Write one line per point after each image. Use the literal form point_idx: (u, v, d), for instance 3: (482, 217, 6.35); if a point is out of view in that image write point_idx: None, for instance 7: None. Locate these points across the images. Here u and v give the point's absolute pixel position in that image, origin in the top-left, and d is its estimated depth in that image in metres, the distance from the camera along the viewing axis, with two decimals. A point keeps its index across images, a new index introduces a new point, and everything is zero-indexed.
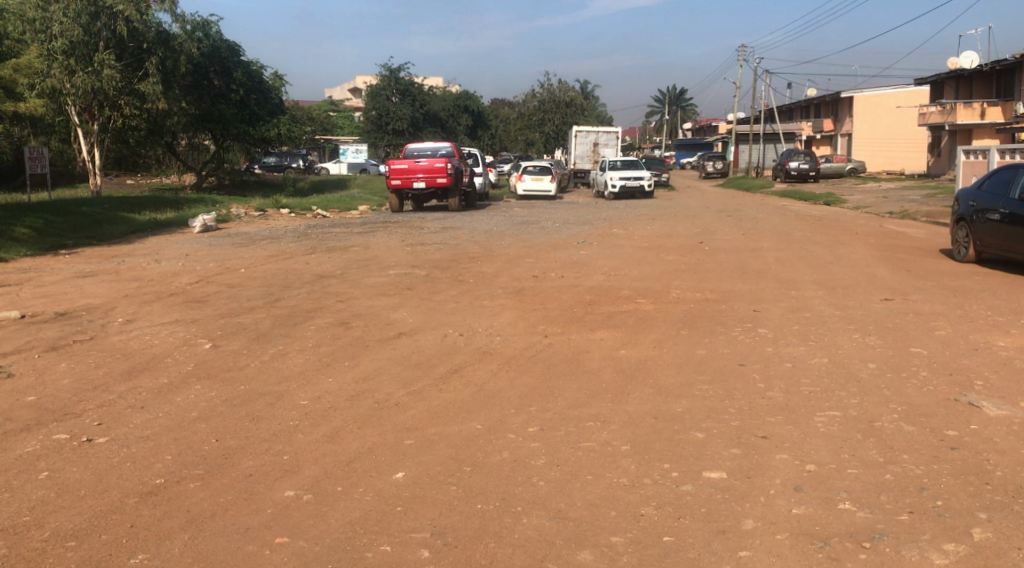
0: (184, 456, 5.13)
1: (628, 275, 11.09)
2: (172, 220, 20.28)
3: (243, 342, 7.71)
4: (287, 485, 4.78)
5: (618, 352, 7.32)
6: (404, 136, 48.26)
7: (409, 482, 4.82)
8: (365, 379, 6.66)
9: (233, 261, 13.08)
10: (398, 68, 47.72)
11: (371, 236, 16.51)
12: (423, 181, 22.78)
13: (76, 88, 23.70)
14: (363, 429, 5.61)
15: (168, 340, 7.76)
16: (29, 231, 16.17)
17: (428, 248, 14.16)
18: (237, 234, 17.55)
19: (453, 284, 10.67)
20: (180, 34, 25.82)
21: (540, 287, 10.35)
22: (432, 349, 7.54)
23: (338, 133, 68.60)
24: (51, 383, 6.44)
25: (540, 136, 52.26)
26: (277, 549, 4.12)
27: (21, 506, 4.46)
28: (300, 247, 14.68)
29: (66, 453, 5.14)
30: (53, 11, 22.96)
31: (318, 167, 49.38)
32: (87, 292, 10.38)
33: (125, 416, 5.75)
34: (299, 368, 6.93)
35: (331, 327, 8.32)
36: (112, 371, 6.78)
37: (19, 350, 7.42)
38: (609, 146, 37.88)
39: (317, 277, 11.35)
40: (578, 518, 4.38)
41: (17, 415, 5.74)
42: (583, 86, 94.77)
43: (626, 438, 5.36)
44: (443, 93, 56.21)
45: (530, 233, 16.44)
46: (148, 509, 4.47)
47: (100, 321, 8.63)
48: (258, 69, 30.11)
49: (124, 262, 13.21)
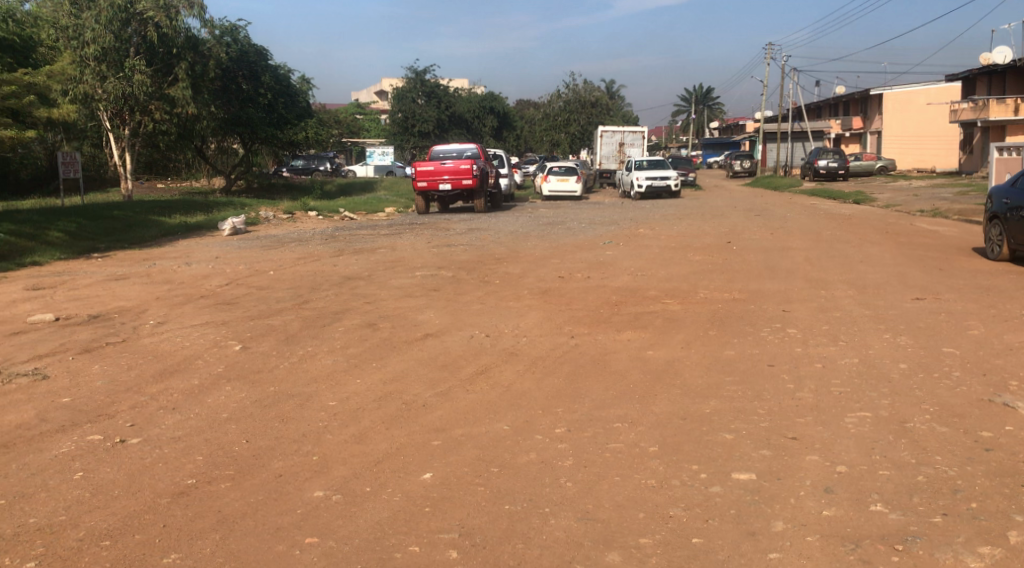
0: (215, 457, 5.19)
1: (656, 275, 11.04)
2: (204, 224, 20.53)
3: (273, 343, 7.79)
4: (317, 485, 4.82)
5: (645, 352, 7.31)
6: (430, 138, 48.47)
7: (438, 482, 4.84)
8: (392, 380, 6.71)
9: (263, 263, 13.20)
10: (425, 70, 48.01)
11: (397, 238, 16.57)
12: (449, 183, 22.80)
13: (107, 94, 24.23)
14: (391, 429, 5.64)
15: (199, 341, 7.86)
16: (63, 236, 16.48)
17: (454, 250, 14.19)
18: (266, 237, 17.72)
19: (480, 285, 10.71)
20: (209, 39, 26.11)
21: (566, 287, 10.37)
22: (459, 349, 7.57)
23: (364, 135, 69.22)
24: (85, 385, 6.54)
25: (565, 136, 52.10)
26: (306, 548, 4.15)
27: (58, 505, 4.53)
28: (327, 250, 14.75)
29: (100, 453, 5.21)
30: (86, 18, 23.49)
31: (344, 169, 49.60)
32: (120, 295, 10.53)
33: (157, 418, 5.83)
34: (328, 368, 7.01)
35: (359, 328, 8.38)
36: (145, 373, 6.87)
37: (54, 352, 7.53)
38: (635, 146, 37.67)
39: (345, 278, 11.46)
40: (606, 519, 4.37)
41: (53, 416, 5.84)
42: (610, 86, 94.58)
43: (653, 439, 5.34)
44: (469, 95, 56.37)
45: (557, 234, 16.47)
46: (179, 509, 4.52)
47: (132, 323, 8.74)
48: (286, 73, 30.53)
49: (157, 265, 13.43)
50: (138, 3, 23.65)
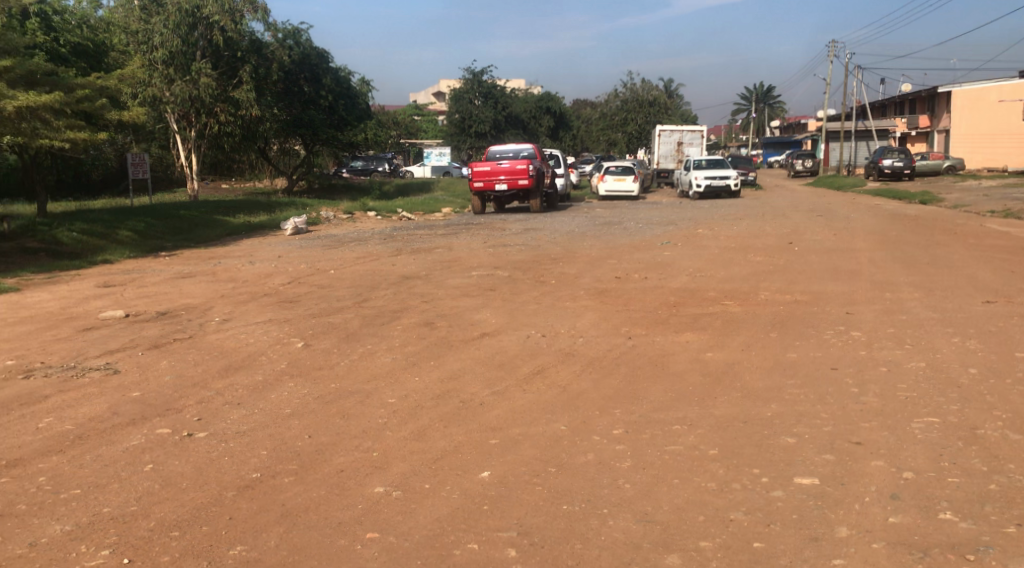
0: (278, 452, 5.29)
1: (715, 276, 10.92)
2: (266, 223, 20.93)
3: (333, 341, 7.91)
4: (377, 481, 4.88)
5: (704, 354, 7.24)
6: (487, 138, 48.66)
7: (496, 481, 4.87)
8: (450, 378, 6.76)
9: (323, 262, 13.41)
10: (482, 71, 48.22)
11: (454, 237, 16.68)
12: (505, 183, 22.87)
13: (175, 97, 24.66)
14: (449, 427, 5.69)
15: (262, 338, 8.03)
16: (132, 234, 16.97)
17: (510, 250, 14.23)
18: (325, 237, 17.99)
19: (536, 285, 10.72)
20: (272, 42, 26.67)
21: (623, 288, 10.33)
22: (516, 349, 7.59)
23: (421, 136, 69.75)
24: (154, 379, 6.73)
25: (623, 135, 51.80)
26: (367, 543, 4.21)
27: (129, 496, 4.67)
28: (384, 249, 14.91)
29: (169, 447, 5.36)
30: (155, 23, 24.03)
31: (402, 170, 50.10)
32: (186, 292, 10.81)
33: (222, 412, 5.97)
34: (387, 366, 7.10)
35: (417, 327, 8.45)
36: (211, 368, 7.04)
37: (125, 348, 7.77)
38: (694, 145, 37.31)
39: (403, 278, 11.58)
40: (666, 521, 4.35)
41: (124, 409, 6.02)
42: (669, 85, 93.70)
43: (713, 442, 5.29)
44: (526, 95, 56.43)
45: (614, 234, 16.40)
46: (245, 502, 4.63)
47: (198, 320, 8.97)
48: (346, 75, 30.99)
49: (221, 264, 13.75)
50: (204, 6, 24.10)
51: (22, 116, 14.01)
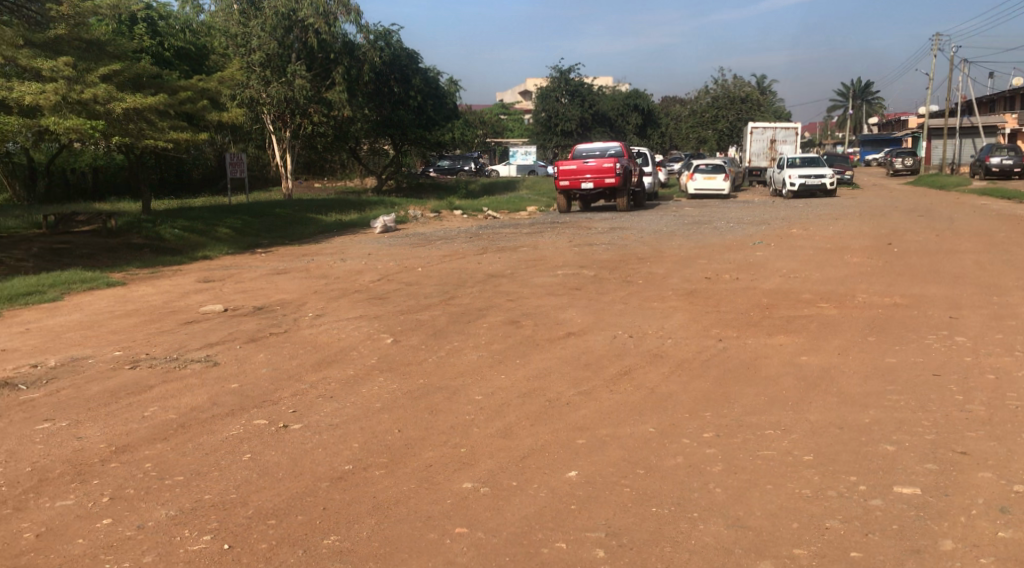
0: (369, 445, 5.39)
1: (809, 278, 10.62)
2: (356, 221, 21.36)
3: (421, 337, 8.02)
4: (466, 477, 4.92)
5: (798, 358, 7.05)
6: (574, 137, 48.50)
7: (584, 480, 4.85)
8: (537, 377, 6.77)
9: (411, 260, 13.61)
10: (570, 69, 48.09)
11: (540, 236, 16.69)
12: (591, 181, 22.75)
13: (271, 98, 25.39)
14: (536, 426, 5.70)
15: (353, 334, 8.20)
16: (230, 231, 17.57)
17: (596, 249, 14.15)
18: (413, 235, 18.24)
19: (623, 285, 10.64)
20: (364, 44, 27.17)
21: (713, 288, 10.15)
22: (603, 349, 7.54)
23: (508, 135, 70.05)
24: (251, 372, 6.95)
25: (713, 133, 50.93)
26: (457, 538, 4.25)
27: (229, 484, 4.84)
28: (471, 248, 15.03)
29: (266, 437, 5.53)
30: (253, 26, 24.84)
31: (488, 169, 50.42)
32: (280, 288, 11.13)
33: (316, 405, 6.12)
34: (474, 363, 7.15)
35: (503, 325, 8.49)
36: (305, 362, 7.23)
37: (223, 341, 8.04)
38: (787, 142, 36.40)
39: (489, 276, 11.65)
40: (758, 527, 4.26)
41: (224, 400, 6.23)
42: (760, 81, 91.34)
43: (808, 448, 5.15)
44: (614, 92, 56.02)
45: (703, 233, 16.14)
46: (338, 493, 4.73)
47: (292, 315, 9.22)
48: (435, 75, 31.32)
49: (314, 261, 14.10)
50: (300, 11, 24.81)
51: (130, 118, 14.67)
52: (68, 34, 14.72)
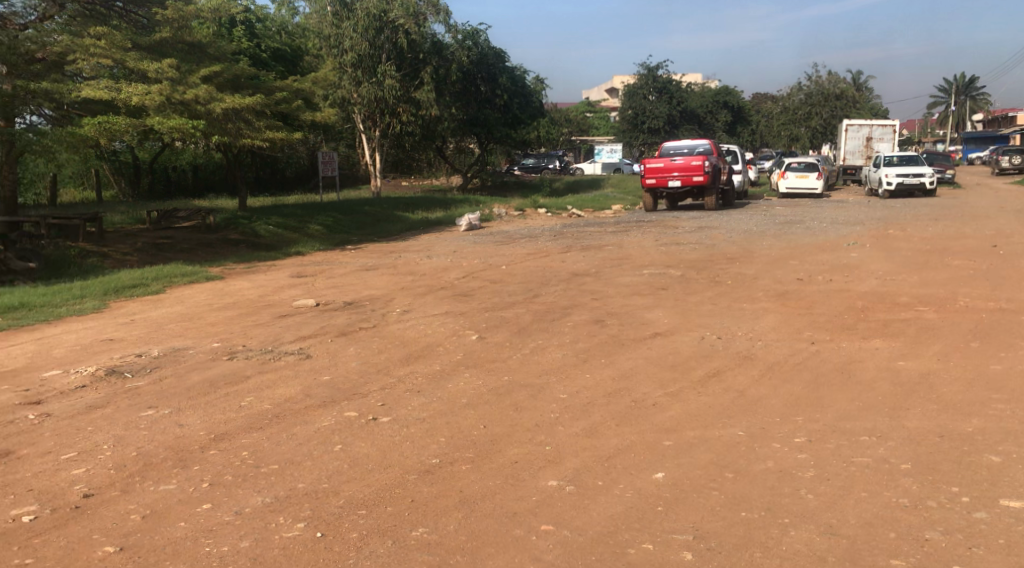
0: (456, 439, 5.45)
1: (907, 280, 10.26)
2: (442, 219, 21.61)
3: (506, 335, 8.07)
4: (551, 475, 4.93)
5: (895, 363, 6.82)
6: (661, 135, 47.98)
7: (671, 482, 4.80)
8: (622, 377, 6.73)
9: (495, 258, 13.69)
10: (658, 66, 47.59)
11: (626, 235, 16.59)
12: (679, 179, 22.46)
13: (362, 98, 26.13)
14: (621, 426, 5.67)
15: (439, 329, 8.31)
16: (321, 228, 18.02)
17: (683, 248, 13.97)
18: (498, 233, 18.35)
19: (711, 285, 10.48)
20: (452, 43, 27.42)
21: (805, 290, 9.90)
22: (690, 350, 7.45)
23: (594, 133, 69.79)
24: (342, 365, 7.12)
25: (806, 131, 49.63)
26: (542, 535, 4.27)
27: (321, 473, 4.97)
28: (556, 246, 15.03)
29: (356, 429, 5.65)
30: (345, 28, 25.29)
31: (574, 167, 50.35)
32: (369, 284, 11.35)
33: (404, 399, 6.22)
34: (560, 362, 7.16)
35: (588, 324, 8.47)
36: (393, 357, 7.37)
37: (315, 334, 8.26)
38: (885, 140, 35.21)
39: (573, 274, 11.64)
40: (852, 535, 4.14)
41: (316, 392, 6.40)
42: (857, 78, 88.05)
43: (906, 456, 4.98)
44: (703, 89, 55.19)
45: (795, 234, 15.76)
46: (425, 486, 4.80)
47: (381, 310, 9.40)
48: (522, 74, 31.42)
49: (401, 257, 14.33)
50: (390, 11, 25.31)
51: (229, 118, 15.20)
52: (172, 37, 15.34)
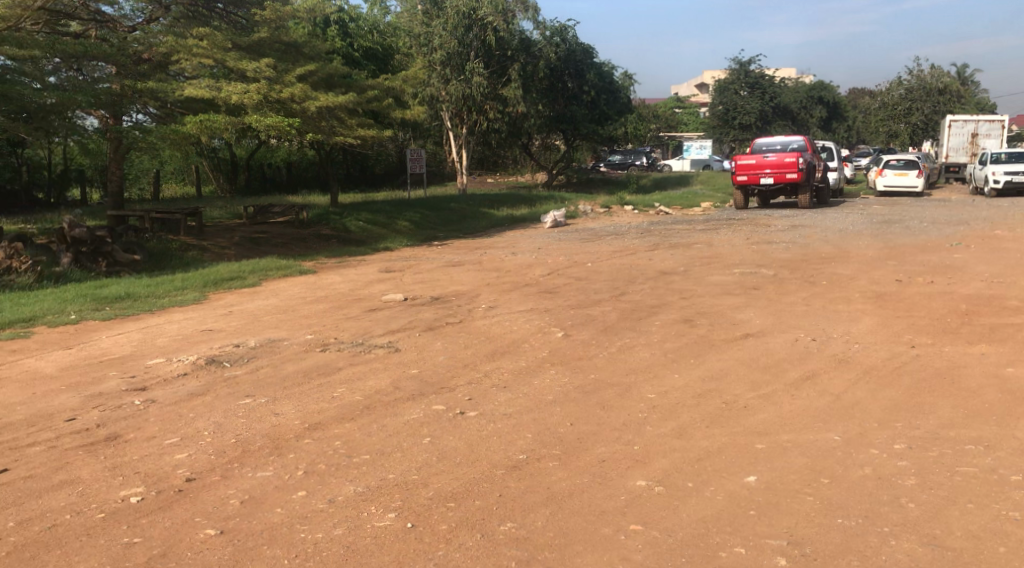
0: (543, 436, 5.45)
1: (1016, 284, 9.78)
2: (528, 215, 21.66)
3: (593, 333, 8.03)
4: (639, 475, 4.88)
5: (1003, 369, 6.51)
6: (752, 131, 47.00)
7: (763, 486, 4.69)
8: (712, 378, 6.61)
9: (582, 255, 13.64)
10: (750, 61, 46.62)
11: (715, 233, 16.33)
12: (771, 176, 21.92)
13: (450, 95, 26.31)
14: (712, 427, 5.57)
15: (526, 326, 8.32)
16: (409, 225, 18.28)
17: (775, 247, 13.64)
18: (584, 230, 18.28)
19: (804, 286, 10.21)
20: (540, 40, 27.42)
21: (904, 292, 9.56)
22: (782, 352, 7.27)
23: (683, 129, 68.85)
24: (429, 359, 7.20)
25: (905, 127, 47.90)
26: (631, 535, 4.22)
27: (411, 465, 5.03)
28: (643, 244, 14.88)
29: (444, 422, 5.71)
30: (436, 26, 25.71)
31: (661, 164, 49.80)
32: (456, 280, 11.45)
33: (491, 394, 6.25)
34: (648, 361, 7.08)
35: (676, 324, 8.35)
36: (479, 352, 7.41)
37: (403, 328, 8.38)
38: (991, 137, 33.73)
39: (661, 273, 11.50)
40: (958, 549, 3.97)
41: (405, 385, 6.49)
42: (961, 71, 84.36)
43: (1016, 468, 4.74)
44: (796, 84, 53.82)
45: (894, 233, 15.22)
46: (513, 481, 4.81)
47: (467, 306, 9.47)
48: (609, 69, 31.26)
49: (487, 254, 14.42)
50: (480, 9, 25.48)
51: (322, 116, 15.57)
52: (270, 37, 15.77)
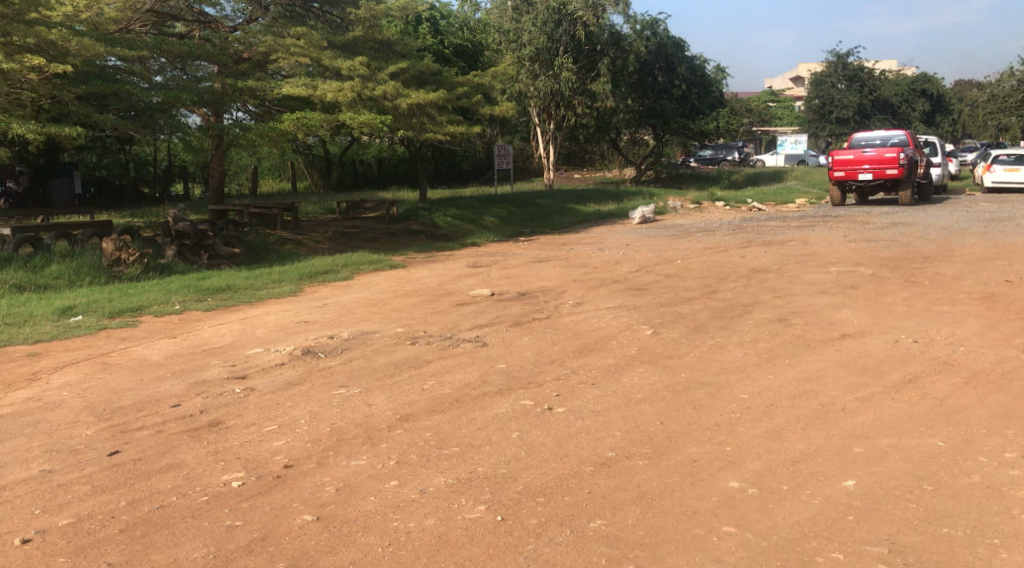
0: (632, 434, 5.40)
1: None
2: (616, 211, 21.50)
3: (683, 331, 7.91)
4: (732, 476, 4.79)
5: None
6: (849, 125, 45.53)
7: (862, 491, 4.54)
8: (808, 379, 6.43)
9: (671, 252, 13.46)
10: (848, 53, 45.14)
11: (810, 230, 15.88)
12: (870, 173, 21.17)
13: (539, 91, 26.31)
14: (807, 430, 5.42)
15: (614, 323, 8.26)
16: (496, 220, 18.38)
17: (874, 246, 13.20)
18: (673, 227, 18.05)
19: (905, 285, 9.84)
20: (631, 34, 27.06)
21: (1014, 293, 9.11)
22: (882, 353, 7.03)
23: (777, 124, 67.23)
24: (517, 354, 7.23)
25: (1015, 120, 45.61)
26: (724, 536, 4.15)
27: (500, 459, 5.06)
28: (735, 241, 14.60)
29: (532, 417, 5.72)
30: (525, 22, 25.90)
31: (753, 159, 48.76)
32: (544, 276, 11.45)
33: (579, 390, 6.23)
34: (740, 361, 6.94)
35: (770, 323, 8.15)
36: (567, 348, 7.39)
37: (492, 323, 8.42)
38: None
39: (753, 271, 11.25)
40: None
41: (493, 379, 6.53)
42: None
43: None
44: (898, 76, 51.86)
45: (1003, 231, 14.52)
46: (602, 478, 4.79)
47: (555, 302, 9.45)
48: (701, 63, 30.74)
49: (575, 250, 14.39)
50: (570, 4, 25.35)
51: (413, 113, 15.80)
52: (364, 35, 16.05)
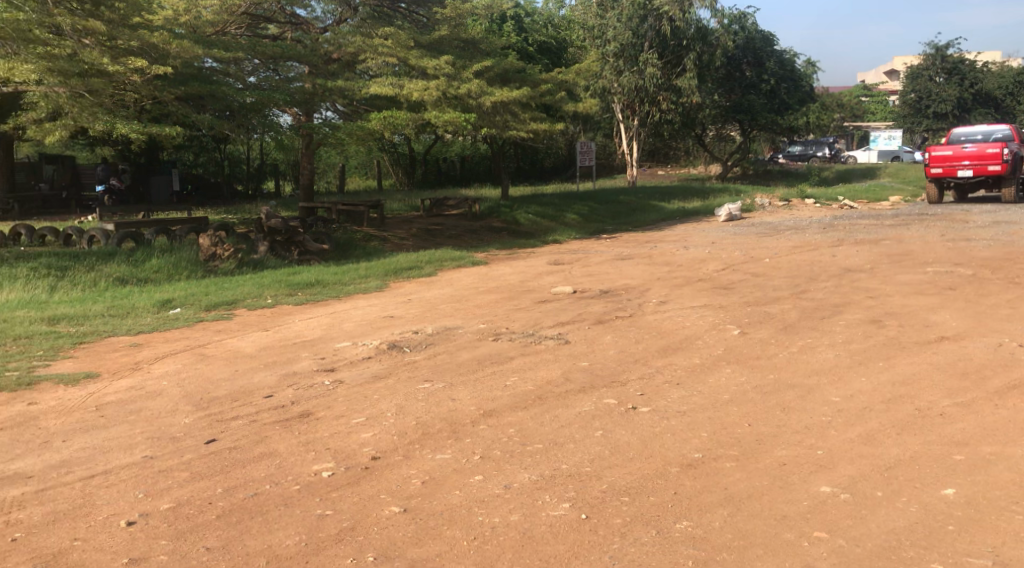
0: (718, 436, 5.31)
1: None
2: (701, 209, 21.16)
3: (771, 331, 7.74)
4: (823, 480, 4.66)
5: None
6: (948, 120, 43.72)
7: (963, 500, 4.36)
8: (903, 383, 6.21)
9: (758, 250, 13.17)
10: (947, 45, 43.31)
11: (905, 229, 15.30)
12: (970, 169, 20.33)
13: (623, 87, 26.27)
14: (903, 435, 5.24)
15: (699, 322, 8.14)
16: (579, 218, 18.32)
17: (974, 245, 12.65)
18: (760, 224, 17.67)
19: (1008, 287, 9.40)
20: (718, 28, 26.34)
21: None
22: (983, 358, 6.73)
23: (870, 119, 65.05)
24: (600, 352, 7.19)
25: None
26: (815, 542, 4.05)
27: (584, 457, 5.05)
28: (825, 239, 14.19)
29: (616, 416, 5.68)
30: (609, 18, 25.88)
31: (844, 156, 47.34)
32: (627, 273, 11.36)
33: (664, 390, 6.16)
34: (831, 363, 6.75)
35: (863, 324, 7.90)
36: (650, 347, 7.32)
37: (575, 321, 8.40)
38: None
39: (845, 270, 10.92)
40: None
41: (576, 377, 6.51)
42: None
43: None
44: (1002, 68, 49.51)
45: None
46: (688, 479, 4.72)
47: (638, 300, 9.37)
48: (791, 57, 29.99)
49: (658, 247, 14.22)
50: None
51: (497, 111, 15.88)
52: (450, 34, 16.25)
